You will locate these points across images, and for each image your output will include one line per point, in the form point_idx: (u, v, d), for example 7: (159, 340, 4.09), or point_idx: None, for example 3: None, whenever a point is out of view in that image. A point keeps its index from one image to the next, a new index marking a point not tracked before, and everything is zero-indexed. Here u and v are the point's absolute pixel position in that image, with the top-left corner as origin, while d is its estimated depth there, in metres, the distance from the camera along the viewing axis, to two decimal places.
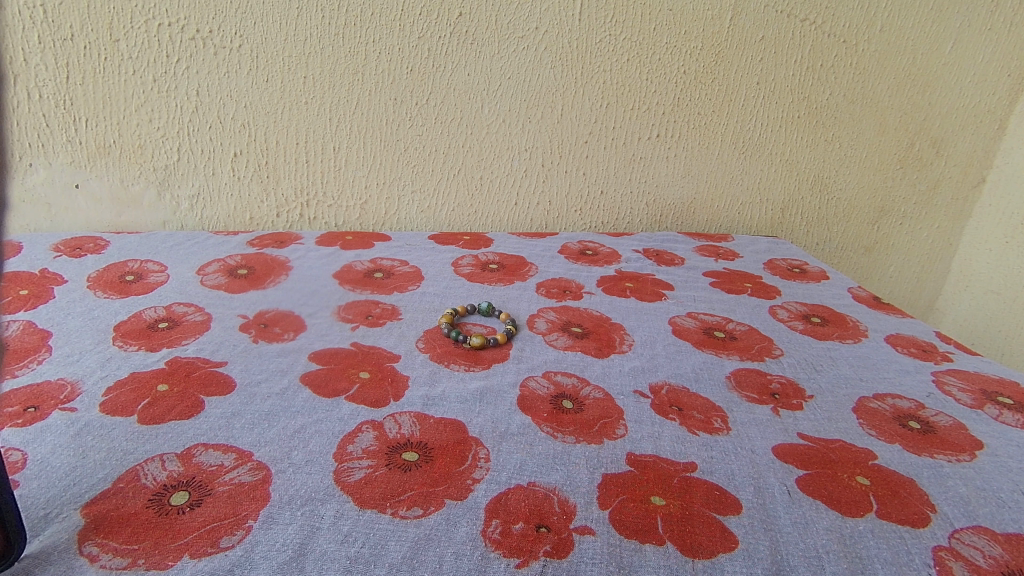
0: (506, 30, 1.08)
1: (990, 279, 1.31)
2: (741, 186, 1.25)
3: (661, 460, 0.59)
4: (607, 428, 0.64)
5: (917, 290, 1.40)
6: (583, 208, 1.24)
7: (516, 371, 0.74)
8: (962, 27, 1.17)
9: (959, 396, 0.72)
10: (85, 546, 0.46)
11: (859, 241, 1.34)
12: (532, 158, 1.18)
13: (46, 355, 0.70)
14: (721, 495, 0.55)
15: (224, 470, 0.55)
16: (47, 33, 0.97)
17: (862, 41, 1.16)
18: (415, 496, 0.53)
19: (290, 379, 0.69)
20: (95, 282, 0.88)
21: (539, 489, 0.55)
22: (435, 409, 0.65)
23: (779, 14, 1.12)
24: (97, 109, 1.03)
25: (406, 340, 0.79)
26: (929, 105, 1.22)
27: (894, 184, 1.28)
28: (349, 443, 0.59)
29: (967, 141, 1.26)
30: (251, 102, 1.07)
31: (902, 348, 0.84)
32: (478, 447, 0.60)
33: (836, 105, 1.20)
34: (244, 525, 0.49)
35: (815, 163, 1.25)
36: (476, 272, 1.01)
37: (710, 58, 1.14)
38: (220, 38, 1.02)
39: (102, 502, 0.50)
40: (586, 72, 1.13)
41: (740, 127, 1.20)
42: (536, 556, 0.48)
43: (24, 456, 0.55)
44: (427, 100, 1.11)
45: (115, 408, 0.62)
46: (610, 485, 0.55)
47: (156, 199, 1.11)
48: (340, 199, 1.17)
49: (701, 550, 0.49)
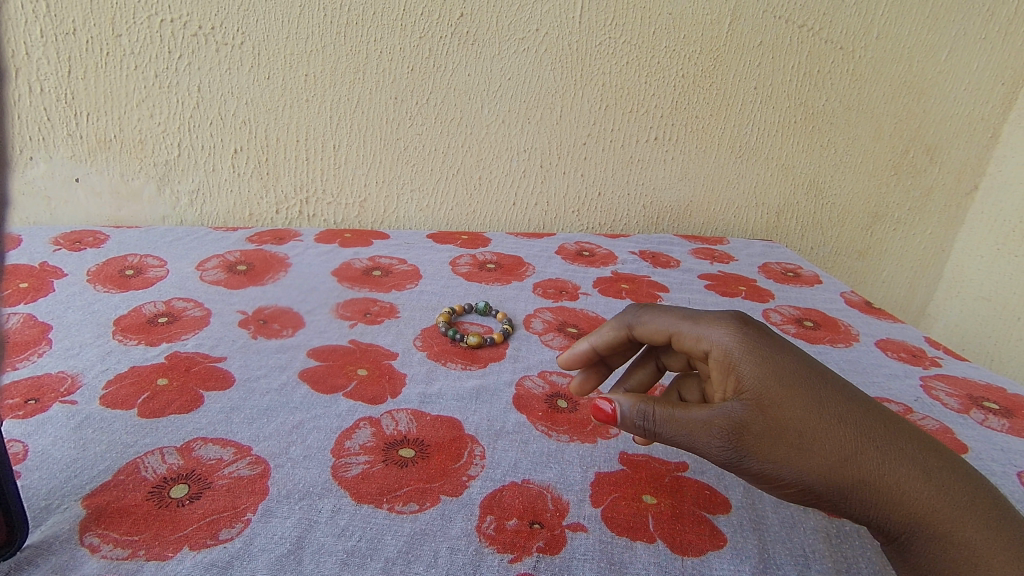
0: (507, 32, 1.09)
1: (981, 285, 1.33)
2: (737, 190, 1.26)
3: (653, 459, 0.60)
4: (600, 427, 0.65)
5: (910, 294, 1.41)
6: (581, 209, 1.24)
7: (512, 371, 0.75)
8: (958, 36, 1.19)
9: (946, 401, 0.74)
10: (86, 537, 0.47)
11: (853, 246, 1.35)
12: (531, 159, 1.19)
13: (46, 348, 0.71)
14: (711, 495, 0.56)
15: (223, 464, 0.56)
16: (50, 27, 0.98)
17: (860, 48, 1.17)
18: (411, 492, 0.54)
19: (288, 374, 0.70)
20: (94, 276, 0.89)
21: (532, 486, 0.56)
22: (432, 406, 0.66)
23: (778, 20, 1.13)
24: (98, 103, 1.04)
25: (404, 338, 0.80)
26: (923, 112, 1.24)
27: (888, 190, 1.30)
28: (346, 439, 0.60)
29: (961, 148, 1.28)
30: (252, 99, 1.08)
31: (892, 353, 0.85)
32: (474, 444, 0.61)
33: (833, 111, 1.22)
34: (243, 518, 0.50)
35: (810, 169, 1.26)
36: (474, 271, 1.02)
37: (709, 62, 1.15)
38: (222, 35, 1.03)
39: (102, 493, 0.51)
40: (585, 74, 1.14)
41: (737, 131, 1.21)
42: (529, 552, 0.49)
43: (25, 447, 0.55)
44: (428, 99, 1.12)
45: (115, 401, 0.63)
46: (602, 484, 0.56)
47: (156, 193, 1.11)
48: (339, 196, 1.17)
49: (690, 548, 0.50)
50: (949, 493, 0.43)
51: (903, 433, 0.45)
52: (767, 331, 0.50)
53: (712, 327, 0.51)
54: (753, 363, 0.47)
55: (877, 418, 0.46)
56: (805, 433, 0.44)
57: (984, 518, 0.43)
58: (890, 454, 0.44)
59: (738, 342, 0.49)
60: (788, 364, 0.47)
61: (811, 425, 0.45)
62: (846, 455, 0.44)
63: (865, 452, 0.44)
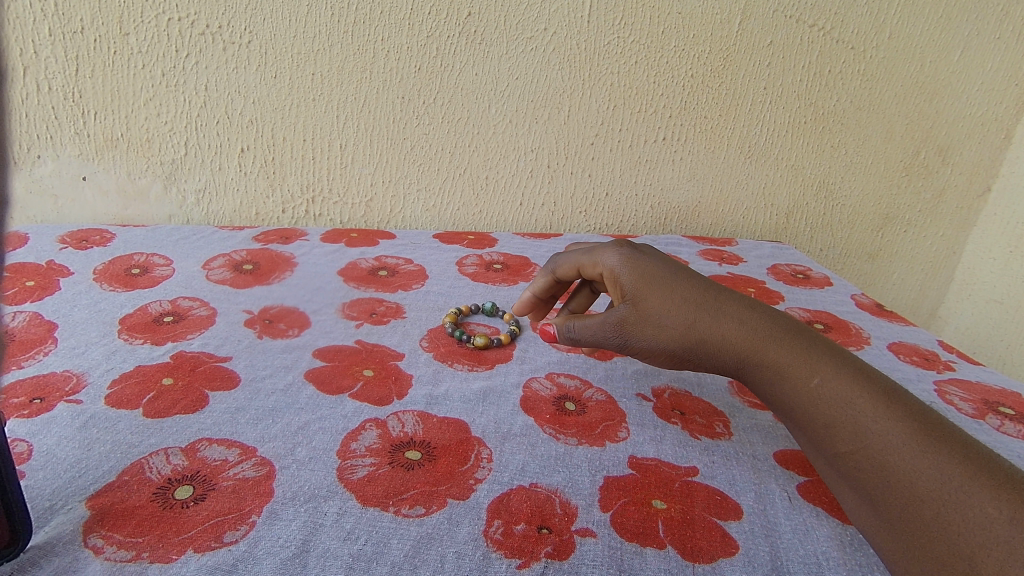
0: (515, 31, 1.08)
1: (993, 288, 1.31)
2: (746, 190, 1.25)
3: (663, 464, 0.60)
4: (609, 430, 0.64)
5: (920, 297, 1.40)
6: (588, 209, 1.24)
7: (519, 372, 0.74)
8: (970, 36, 1.18)
9: (960, 406, 0.72)
10: (90, 538, 0.47)
11: (863, 248, 1.34)
12: (538, 159, 1.18)
13: (52, 347, 0.71)
14: (722, 500, 0.55)
15: (228, 465, 0.55)
16: (58, 26, 0.98)
17: (871, 48, 1.16)
18: (417, 495, 0.53)
19: (294, 375, 0.69)
20: (100, 274, 0.89)
21: (541, 491, 0.55)
22: (439, 408, 0.66)
23: (789, 19, 1.12)
24: (106, 102, 1.04)
25: (410, 339, 0.80)
26: (935, 113, 1.23)
27: (899, 191, 1.28)
28: (352, 440, 0.60)
29: (974, 150, 1.26)
30: (259, 98, 1.07)
31: (904, 356, 0.84)
32: (481, 447, 0.60)
33: (843, 111, 1.20)
34: (248, 520, 0.49)
35: (820, 169, 1.25)
36: (481, 272, 1.01)
37: (718, 62, 1.14)
38: (229, 34, 1.03)
39: (106, 494, 0.51)
40: (593, 74, 1.13)
41: (747, 132, 1.20)
42: (537, 557, 0.48)
43: (30, 447, 0.55)
44: (435, 99, 1.11)
45: (120, 401, 0.62)
46: (612, 488, 0.56)
47: (163, 192, 1.11)
48: (345, 196, 1.17)
49: (701, 555, 0.49)
50: (758, 331, 0.57)
51: (734, 302, 0.59)
52: (643, 251, 0.65)
53: (604, 252, 0.66)
54: (629, 275, 0.62)
55: (709, 293, 0.60)
56: (663, 316, 0.59)
57: (789, 342, 0.56)
58: (720, 317, 0.58)
59: (619, 262, 0.63)
60: (651, 270, 0.62)
61: (668, 309, 0.59)
62: (689, 324, 0.58)
63: (703, 320, 0.58)
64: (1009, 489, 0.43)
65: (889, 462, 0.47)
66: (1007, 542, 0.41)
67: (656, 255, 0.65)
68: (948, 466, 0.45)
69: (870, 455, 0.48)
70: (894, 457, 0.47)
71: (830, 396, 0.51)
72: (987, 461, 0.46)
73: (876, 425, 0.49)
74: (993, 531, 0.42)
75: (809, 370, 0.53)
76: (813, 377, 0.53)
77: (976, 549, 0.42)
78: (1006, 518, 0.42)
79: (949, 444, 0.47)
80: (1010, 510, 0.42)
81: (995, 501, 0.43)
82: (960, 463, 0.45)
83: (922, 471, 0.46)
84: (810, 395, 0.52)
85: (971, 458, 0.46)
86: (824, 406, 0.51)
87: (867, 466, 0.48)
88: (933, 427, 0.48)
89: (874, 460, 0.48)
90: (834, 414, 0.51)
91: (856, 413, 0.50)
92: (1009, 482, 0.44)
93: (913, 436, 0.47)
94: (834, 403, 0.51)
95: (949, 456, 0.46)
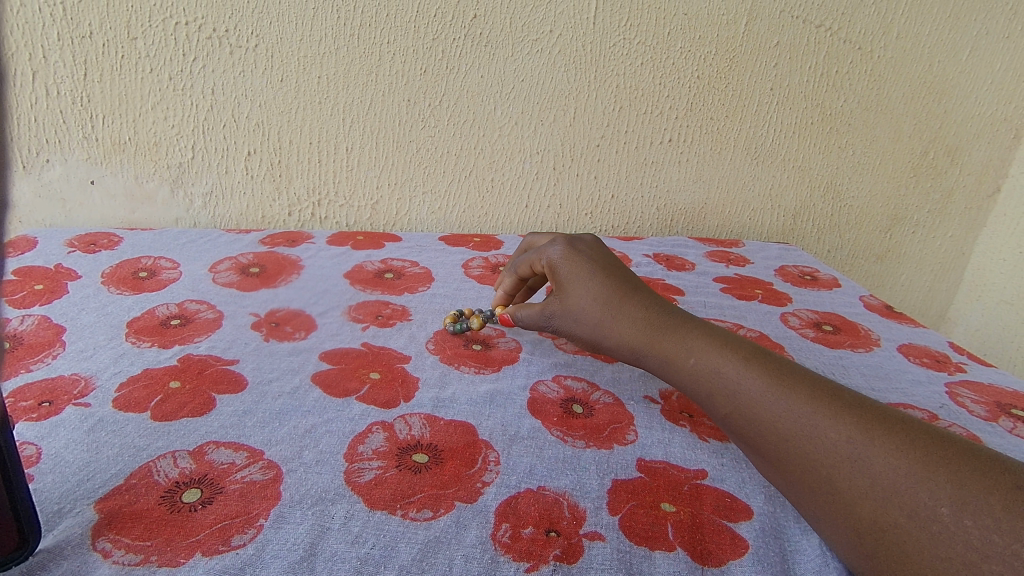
0: (521, 33, 1.08)
1: (1004, 289, 1.30)
2: (753, 192, 1.25)
3: (671, 466, 0.59)
4: (617, 433, 0.63)
5: (929, 299, 1.39)
6: (594, 211, 1.23)
7: (527, 374, 0.73)
8: (979, 35, 1.17)
9: (973, 408, 0.72)
10: (98, 542, 0.47)
11: (870, 250, 1.33)
12: (543, 161, 1.18)
13: (60, 350, 0.71)
14: (731, 502, 0.55)
15: (235, 468, 0.55)
16: (66, 30, 0.99)
17: (879, 47, 1.16)
18: (425, 498, 0.53)
19: (301, 378, 0.69)
20: (108, 278, 0.89)
21: (549, 493, 0.55)
22: (446, 411, 0.65)
23: (795, 20, 1.12)
24: (114, 106, 1.04)
25: (417, 341, 0.79)
26: (944, 114, 1.22)
27: (907, 192, 1.28)
28: (359, 443, 0.59)
29: (982, 150, 1.26)
30: (265, 102, 1.07)
31: (915, 357, 0.83)
32: (488, 450, 0.60)
33: (851, 111, 1.20)
34: (255, 524, 0.49)
35: (828, 170, 1.24)
36: (486, 274, 1.01)
37: (724, 63, 1.14)
38: (236, 38, 1.03)
39: (114, 498, 0.51)
40: (599, 75, 1.13)
41: (753, 133, 1.20)
42: (546, 560, 0.48)
43: (38, 450, 0.55)
44: (440, 101, 1.11)
45: (128, 404, 0.62)
46: (621, 491, 0.55)
47: (170, 196, 1.11)
48: (351, 199, 1.17)
49: (711, 558, 0.49)
50: (644, 330, 0.66)
51: (636, 301, 0.68)
52: (577, 249, 0.74)
53: (553, 242, 0.76)
54: (561, 271, 0.73)
55: (616, 297, 0.69)
56: (578, 310, 0.71)
57: (669, 335, 0.64)
58: (618, 317, 0.68)
59: (557, 259, 0.74)
60: (575, 267, 0.72)
61: (581, 306, 0.70)
62: (594, 323, 0.69)
63: (607, 321, 0.68)
64: (848, 414, 0.51)
65: (758, 415, 0.54)
66: (852, 458, 0.48)
67: (595, 254, 0.74)
68: (799, 405, 0.53)
69: (742, 411, 0.55)
70: (760, 407, 0.54)
71: (706, 369, 0.59)
72: (830, 394, 0.53)
73: (742, 384, 0.56)
74: (840, 452, 0.49)
75: (685, 352, 0.62)
76: (689, 356, 0.61)
77: (831, 470, 0.49)
78: (847, 439, 0.49)
79: (797, 387, 0.54)
80: (849, 431, 0.50)
81: (837, 426, 0.50)
82: (809, 400, 0.53)
83: (782, 415, 0.53)
84: (690, 372, 0.61)
85: (819, 395, 0.53)
86: (703, 377, 0.59)
87: (744, 424, 0.55)
88: (790, 376, 0.55)
89: (747, 415, 0.55)
90: (711, 381, 0.58)
91: (725, 380, 0.57)
92: (847, 408, 0.51)
93: (770, 387, 0.55)
94: (709, 372, 0.59)
95: (800, 396, 0.53)
